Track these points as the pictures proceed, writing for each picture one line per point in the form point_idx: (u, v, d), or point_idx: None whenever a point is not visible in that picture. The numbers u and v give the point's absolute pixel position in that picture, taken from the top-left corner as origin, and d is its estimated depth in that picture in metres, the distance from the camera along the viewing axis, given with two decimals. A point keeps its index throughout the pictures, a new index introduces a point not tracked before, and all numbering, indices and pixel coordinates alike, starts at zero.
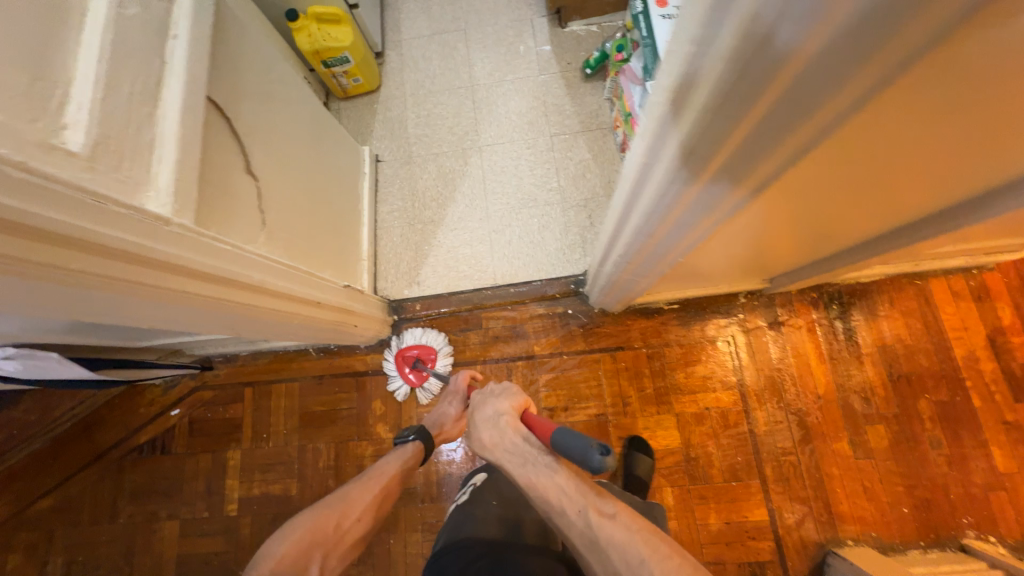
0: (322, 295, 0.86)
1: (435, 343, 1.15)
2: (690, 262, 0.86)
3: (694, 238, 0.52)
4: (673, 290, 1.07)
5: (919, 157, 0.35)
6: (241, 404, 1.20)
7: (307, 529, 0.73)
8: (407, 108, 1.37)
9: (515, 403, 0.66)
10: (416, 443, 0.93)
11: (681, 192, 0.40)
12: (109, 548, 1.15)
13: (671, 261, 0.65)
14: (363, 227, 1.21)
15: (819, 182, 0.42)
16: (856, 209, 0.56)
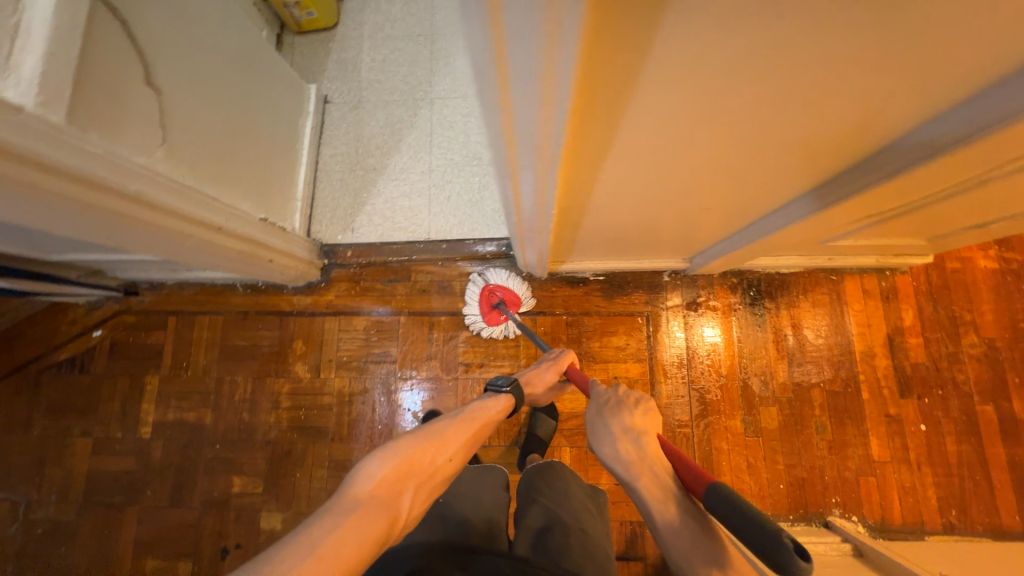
0: (228, 223, 0.86)
1: (520, 291, 1.14)
2: (593, 234, 0.89)
3: (548, 188, 0.56)
4: (595, 259, 1.10)
5: (708, 110, 0.42)
6: (163, 332, 1.20)
7: (407, 455, 0.60)
8: (362, 49, 1.32)
9: (652, 431, 0.69)
10: (508, 394, 0.84)
11: (496, 123, 0.44)
12: (19, 458, 1.16)
13: (545, 220, 0.70)
14: (299, 168, 1.19)
15: (650, 139, 0.48)
16: (710, 179, 0.61)
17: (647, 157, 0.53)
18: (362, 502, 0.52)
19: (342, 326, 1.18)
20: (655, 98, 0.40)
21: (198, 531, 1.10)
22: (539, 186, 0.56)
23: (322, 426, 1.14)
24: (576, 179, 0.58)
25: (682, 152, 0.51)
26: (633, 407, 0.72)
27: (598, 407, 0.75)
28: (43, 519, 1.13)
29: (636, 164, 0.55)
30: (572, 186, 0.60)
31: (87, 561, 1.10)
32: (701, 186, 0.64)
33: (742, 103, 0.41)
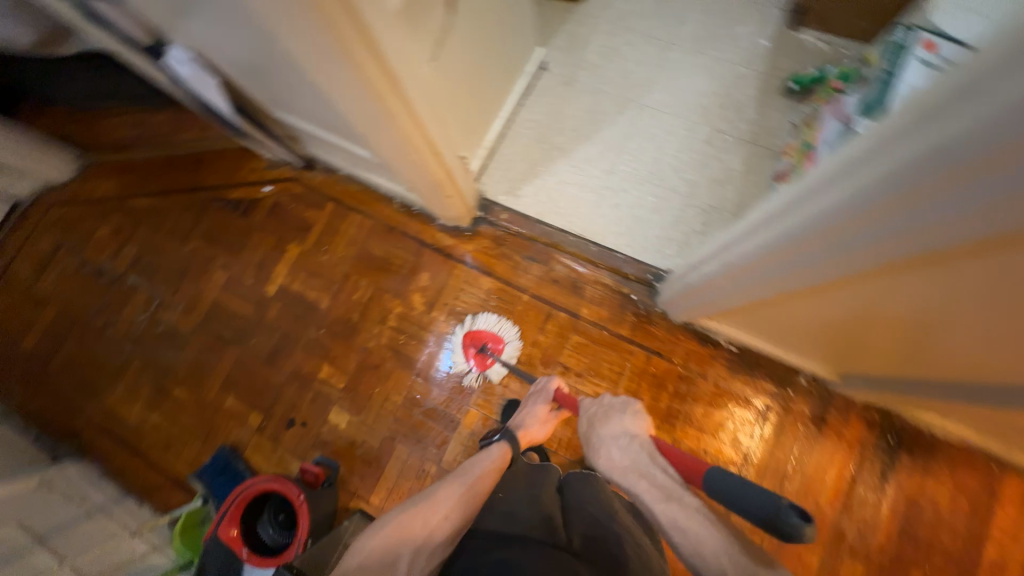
0: (444, 151, 0.88)
1: (506, 335, 1.16)
2: (780, 313, 0.85)
3: (838, 267, 0.54)
4: (743, 330, 1.03)
5: (958, 305, 0.53)
6: (318, 212, 1.30)
7: (396, 525, 0.65)
8: (596, 33, 1.31)
9: (643, 430, 0.75)
10: (501, 445, 0.84)
11: (798, 239, 0.56)
12: (169, 263, 1.32)
13: (740, 300, 0.81)
14: (496, 120, 1.22)
15: (886, 297, 0.60)
16: (994, 335, 0.56)
17: (966, 290, 0.50)
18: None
19: (468, 278, 1.21)
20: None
21: (277, 394, 1.19)
22: (830, 262, 0.54)
23: (414, 358, 1.18)
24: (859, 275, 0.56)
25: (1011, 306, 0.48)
26: (624, 412, 0.78)
27: (587, 420, 0.82)
28: (166, 322, 1.28)
29: (942, 289, 0.52)
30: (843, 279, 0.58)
31: (184, 373, 1.23)
32: (888, 338, 0.73)
33: (992, 313, 0.51)
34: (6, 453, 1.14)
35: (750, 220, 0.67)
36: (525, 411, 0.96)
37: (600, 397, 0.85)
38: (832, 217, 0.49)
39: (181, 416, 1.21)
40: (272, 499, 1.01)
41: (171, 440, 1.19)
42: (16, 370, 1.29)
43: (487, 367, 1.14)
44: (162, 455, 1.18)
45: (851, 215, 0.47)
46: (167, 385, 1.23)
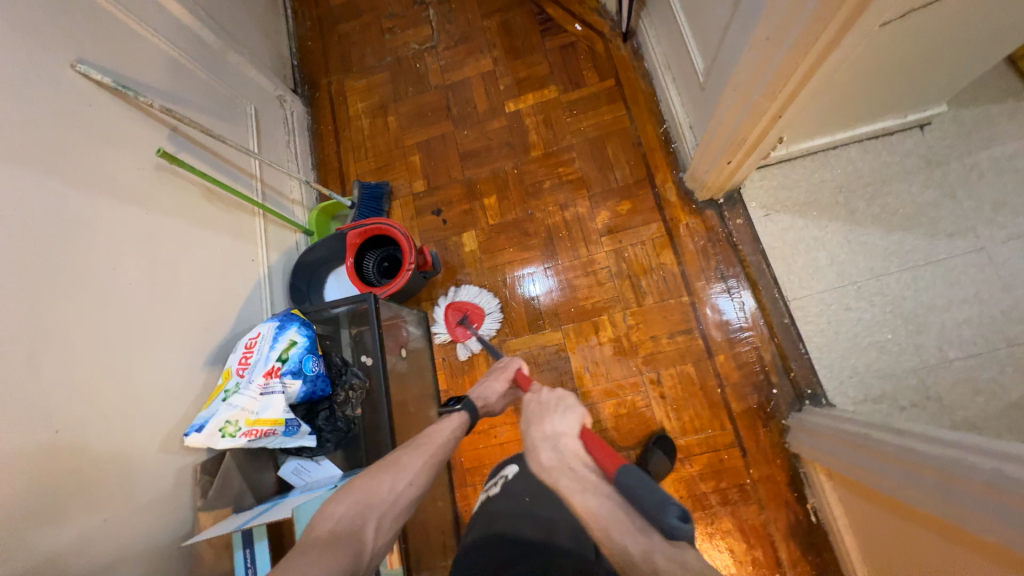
0: (782, 120, 0.76)
1: (488, 305, 1.16)
2: (891, 534, 0.75)
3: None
4: (845, 518, 0.88)
5: None
6: (596, 80, 1.26)
7: (359, 490, 0.63)
8: (1017, 141, 1.02)
9: (565, 421, 0.64)
10: (461, 413, 0.80)
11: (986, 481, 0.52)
12: (463, 23, 1.39)
13: (856, 476, 0.77)
14: (827, 135, 1.03)
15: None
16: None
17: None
18: (317, 543, 0.55)
19: (654, 240, 1.13)
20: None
21: (445, 184, 1.28)
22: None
23: (554, 256, 1.17)
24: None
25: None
26: (555, 411, 0.66)
27: (525, 418, 0.68)
28: (425, 64, 1.38)
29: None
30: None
31: (404, 111, 1.36)
32: None
33: None
34: (277, 61, 1.38)
35: (981, 441, 0.57)
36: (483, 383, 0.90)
37: (536, 389, 0.73)
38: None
39: (378, 137, 1.35)
40: (389, 248, 1.12)
41: (360, 147, 1.35)
42: (318, 12, 1.51)
43: (467, 340, 1.16)
44: (347, 152, 1.36)
45: None
46: (388, 108, 1.37)
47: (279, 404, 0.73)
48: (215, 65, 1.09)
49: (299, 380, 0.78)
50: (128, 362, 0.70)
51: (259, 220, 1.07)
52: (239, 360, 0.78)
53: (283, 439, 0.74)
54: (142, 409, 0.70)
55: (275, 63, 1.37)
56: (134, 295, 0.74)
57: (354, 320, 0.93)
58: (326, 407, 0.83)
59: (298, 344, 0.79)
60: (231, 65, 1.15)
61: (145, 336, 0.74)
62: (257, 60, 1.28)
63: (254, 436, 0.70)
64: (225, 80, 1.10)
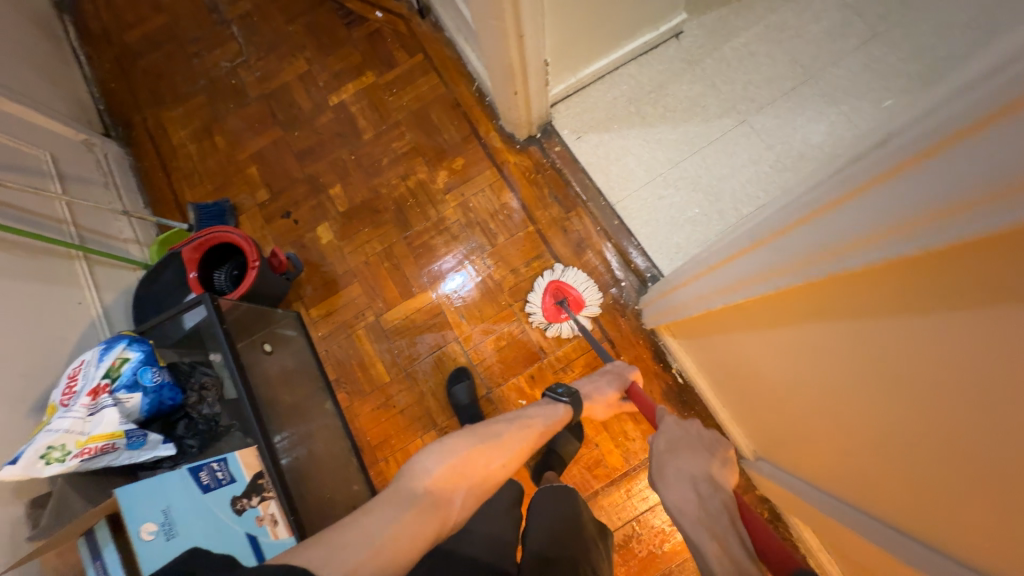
0: (527, 39, 0.86)
1: (587, 296, 1.13)
2: (721, 348, 0.87)
3: (776, 279, 0.55)
4: (729, 358, 0.87)
5: (911, 370, 0.45)
6: (408, 57, 1.33)
7: (469, 455, 0.63)
8: (747, 31, 1.23)
9: (720, 478, 0.59)
10: (566, 407, 0.79)
11: (803, 215, 0.47)
12: (268, 33, 1.41)
13: (717, 300, 0.72)
14: (605, 58, 1.18)
15: (851, 340, 0.51)
16: (864, 448, 0.59)
17: (865, 370, 0.51)
18: (411, 497, 0.57)
19: (493, 186, 1.22)
20: (966, 346, 0.37)
21: (289, 187, 1.28)
22: (766, 273, 0.57)
23: (410, 223, 1.22)
24: (805, 303, 0.56)
25: (891, 401, 0.50)
26: (717, 457, 0.62)
27: (657, 446, 0.65)
28: (241, 79, 1.38)
29: (849, 362, 0.54)
30: (836, 300, 0.50)
31: (230, 128, 1.35)
32: (824, 414, 0.64)
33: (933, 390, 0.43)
34: (75, 107, 1.31)
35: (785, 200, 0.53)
36: (590, 381, 0.89)
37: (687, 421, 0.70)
38: (848, 185, 0.40)
39: (209, 159, 1.33)
40: (239, 257, 1.12)
41: (193, 173, 1.32)
42: (113, 51, 1.44)
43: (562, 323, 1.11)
44: (180, 181, 1.32)
45: (864, 178, 0.37)
46: (213, 130, 1.35)
47: (113, 418, 0.71)
48: None
49: (139, 393, 0.76)
50: None
51: (80, 263, 1.02)
52: (63, 391, 0.74)
53: (130, 453, 0.72)
54: None
55: (72, 108, 1.30)
56: None
57: (212, 337, 0.89)
58: (183, 416, 0.81)
59: (131, 360, 0.77)
60: (6, 114, 1.07)
61: None
62: (46, 107, 1.21)
63: (87, 455, 0.67)
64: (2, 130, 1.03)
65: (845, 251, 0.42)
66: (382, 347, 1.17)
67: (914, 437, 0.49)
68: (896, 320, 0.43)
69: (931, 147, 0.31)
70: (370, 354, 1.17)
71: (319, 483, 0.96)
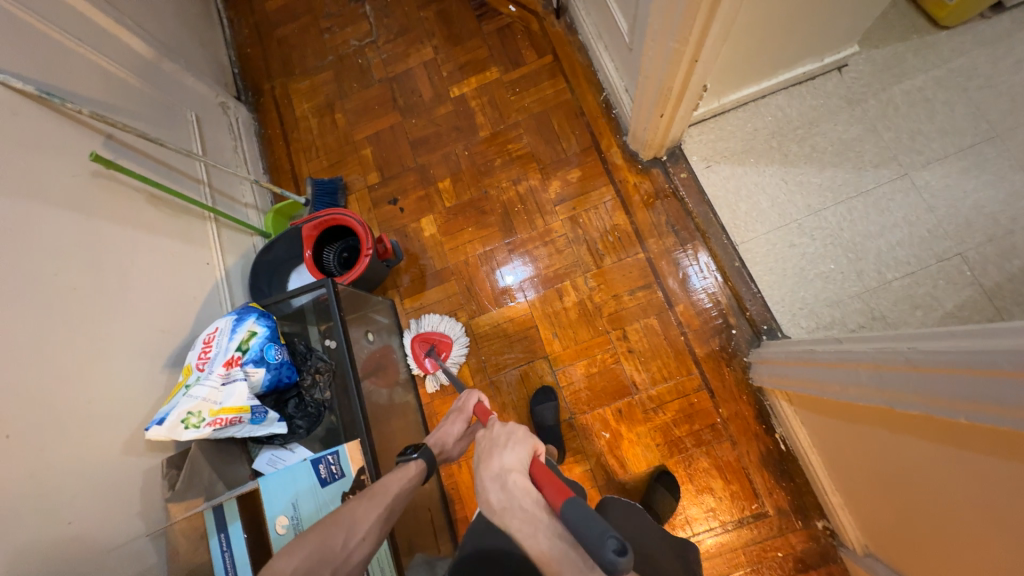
0: (699, 65, 0.80)
1: (451, 334, 1.14)
2: (851, 437, 0.78)
3: (994, 416, 0.46)
4: (802, 430, 0.95)
5: (992, 503, 0.53)
6: (537, 56, 1.29)
7: (313, 548, 0.56)
8: (925, 73, 1.09)
9: (514, 456, 0.59)
10: (417, 464, 0.72)
11: (933, 360, 0.54)
12: (401, 16, 1.41)
13: (812, 388, 0.80)
14: (754, 85, 1.09)
15: (938, 461, 0.59)
16: (961, 566, 0.62)
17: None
18: None
19: (607, 205, 1.16)
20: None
21: (399, 174, 1.29)
22: (872, 390, 0.64)
23: (514, 230, 1.20)
24: (947, 432, 0.56)
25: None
26: (505, 441, 0.61)
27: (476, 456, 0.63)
28: (367, 60, 1.39)
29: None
30: (935, 427, 0.58)
31: (352, 107, 1.36)
32: (900, 506, 0.72)
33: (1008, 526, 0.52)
34: (217, 69, 1.37)
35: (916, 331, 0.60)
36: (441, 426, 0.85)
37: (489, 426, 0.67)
38: (997, 359, 0.46)
39: (327, 135, 1.35)
40: (349, 239, 1.13)
41: (311, 147, 1.35)
42: (254, 18, 1.50)
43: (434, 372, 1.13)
44: (298, 153, 1.35)
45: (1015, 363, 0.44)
46: (335, 107, 1.37)
47: (243, 391, 0.73)
48: (150, 76, 1.08)
49: (263, 368, 0.78)
50: (80, 367, 0.69)
51: (211, 225, 1.06)
52: (198, 355, 0.77)
53: (251, 427, 0.74)
54: (99, 414, 0.69)
55: (214, 70, 1.36)
56: (78, 301, 0.72)
57: (320, 314, 0.93)
58: (295, 395, 0.83)
59: (258, 334, 0.79)
60: (166, 74, 1.14)
61: (97, 340, 0.73)
62: (195, 69, 1.27)
63: (218, 425, 0.70)
64: (161, 89, 1.09)
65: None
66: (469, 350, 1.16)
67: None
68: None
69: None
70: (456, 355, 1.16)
71: None
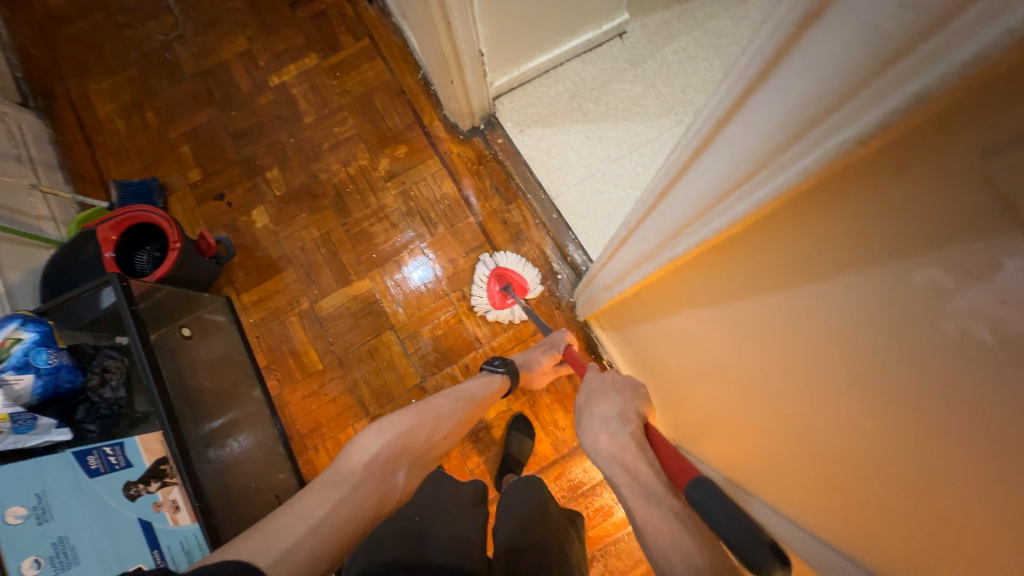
0: (457, 28, 0.87)
1: (528, 277, 1.14)
2: (641, 335, 0.88)
3: (681, 237, 0.46)
4: (641, 340, 0.92)
5: (752, 331, 0.48)
6: (355, 40, 1.31)
7: (406, 431, 0.67)
8: (686, 35, 1.27)
9: (633, 411, 0.63)
10: (503, 376, 0.85)
11: (657, 191, 0.48)
12: (208, 7, 1.35)
13: (622, 283, 0.74)
14: (547, 53, 1.19)
15: (715, 308, 0.54)
16: (745, 426, 0.58)
17: (772, 334, 0.45)
18: (351, 479, 0.60)
19: (435, 176, 1.22)
20: (799, 313, 0.39)
21: (224, 168, 1.24)
22: (646, 254, 0.58)
23: (350, 210, 1.21)
24: (709, 270, 0.51)
25: (761, 377, 0.50)
26: (625, 395, 0.66)
27: (584, 392, 0.71)
28: (176, 54, 1.32)
29: (729, 339, 0.54)
30: (704, 269, 0.53)
31: (163, 104, 1.29)
32: (703, 386, 0.68)
33: (767, 352, 0.47)
34: None
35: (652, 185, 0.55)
36: (529, 352, 0.96)
37: (602, 372, 0.75)
38: (683, 156, 0.40)
39: (138, 135, 1.27)
40: (163, 239, 1.07)
41: (120, 150, 1.25)
42: (36, 16, 1.36)
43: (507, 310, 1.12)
44: (105, 157, 1.25)
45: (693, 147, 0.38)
46: (143, 106, 1.29)
47: None
48: None
49: (30, 373, 0.71)
50: None
51: None
52: None
53: (17, 438, 0.67)
54: None
55: None
56: None
57: (116, 323, 0.86)
58: (84, 399, 0.78)
59: (24, 340, 0.73)
60: None
61: None
62: None
63: None
64: None
65: (724, 200, 0.37)
66: (317, 336, 1.15)
67: (781, 416, 0.49)
68: (786, 279, 0.39)
69: (732, 109, 0.32)
70: (304, 342, 1.15)
71: (237, 471, 0.93)
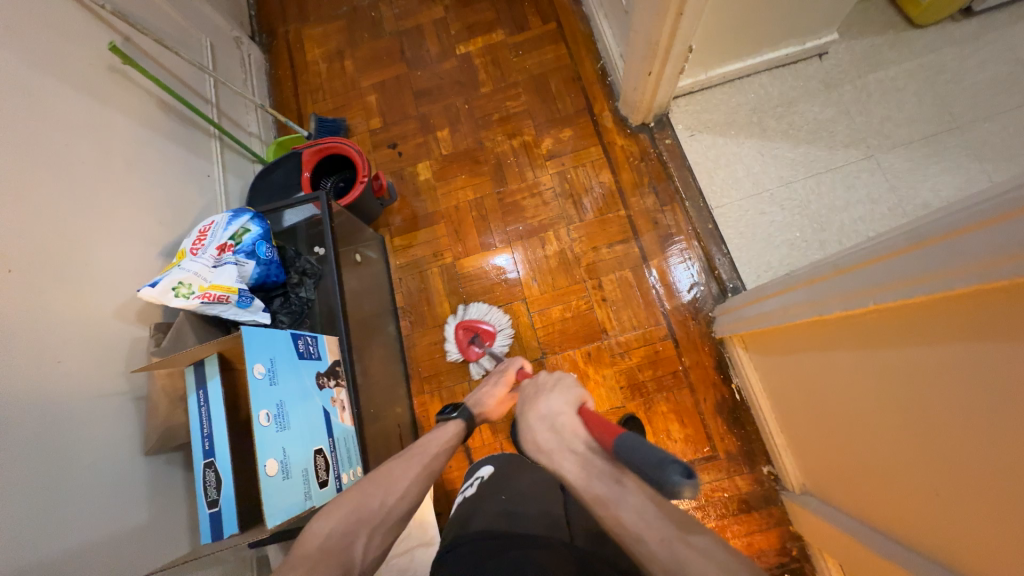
0: (684, 19, 0.87)
1: (498, 323, 1.15)
2: (777, 371, 0.91)
3: (878, 296, 0.54)
4: (770, 375, 0.94)
5: (921, 388, 0.54)
6: (543, 23, 1.36)
7: (351, 507, 0.58)
8: (897, 65, 1.17)
9: (563, 399, 0.61)
10: (458, 422, 0.76)
11: (872, 252, 0.55)
12: None
13: (773, 320, 0.81)
14: (741, 61, 1.16)
15: (878, 362, 0.61)
16: (899, 473, 0.63)
17: (952, 395, 0.50)
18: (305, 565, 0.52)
19: (594, 164, 1.23)
20: (1006, 385, 0.44)
21: (401, 121, 1.34)
22: (821, 301, 0.66)
23: (505, 180, 1.26)
24: (884, 330, 0.58)
25: (917, 429, 0.57)
26: (553, 389, 0.63)
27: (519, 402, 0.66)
28: (380, 13, 1.46)
29: (884, 390, 0.61)
30: (877, 327, 0.59)
31: (361, 55, 1.42)
32: (845, 429, 0.73)
33: (945, 412, 0.52)
34: (235, 7, 1.42)
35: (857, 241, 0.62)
36: (483, 386, 0.88)
37: (535, 377, 0.70)
38: (919, 233, 0.47)
39: (335, 79, 1.41)
40: (348, 171, 1.18)
41: (318, 90, 1.41)
42: None
43: (480, 358, 1.14)
44: (305, 94, 1.41)
45: (931, 232, 0.45)
46: (344, 55, 1.43)
47: (232, 274, 0.78)
48: None
49: (253, 261, 0.83)
50: (81, 228, 0.73)
51: (215, 141, 1.12)
52: (193, 242, 0.81)
53: (236, 311, 0.78)
54: (93, 274, 0.73)
55: (232, 6, 1.41)
56: (81, 172, 0.76)
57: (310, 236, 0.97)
58: (281, 293, 0.89)
59: (252, 232, 0.84)
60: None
61: (101, 210, 0.78)
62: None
63: (207, 299, 0.73)
64: (180, 10, 1.14)
65: (941, 280, 0.44)
66: (452, 291, 1.21)
67: (940, 469, 0.55)
68: (982, 353, 0.45)
69: (987, 218, 0.39)
70: (439, 294, 1.21)
71: (374, 392, 1.01)
